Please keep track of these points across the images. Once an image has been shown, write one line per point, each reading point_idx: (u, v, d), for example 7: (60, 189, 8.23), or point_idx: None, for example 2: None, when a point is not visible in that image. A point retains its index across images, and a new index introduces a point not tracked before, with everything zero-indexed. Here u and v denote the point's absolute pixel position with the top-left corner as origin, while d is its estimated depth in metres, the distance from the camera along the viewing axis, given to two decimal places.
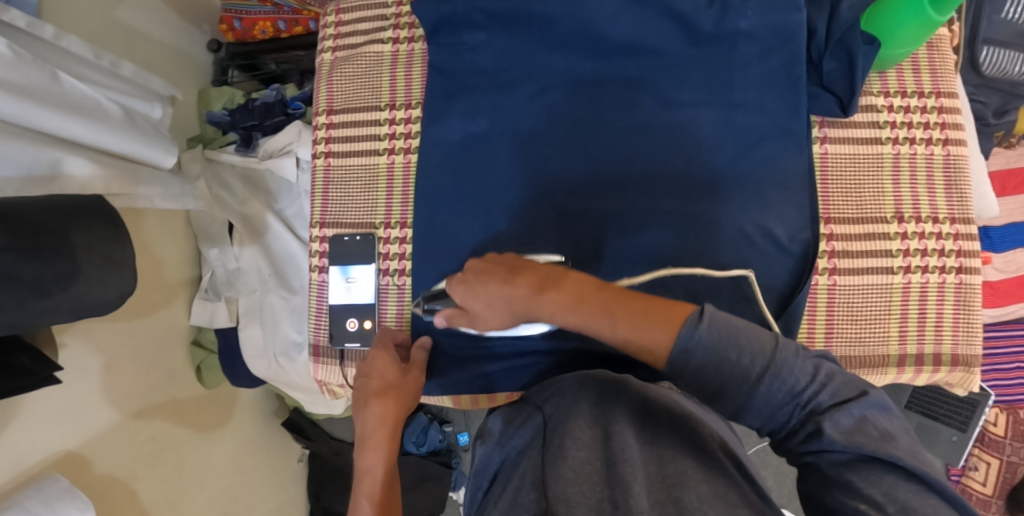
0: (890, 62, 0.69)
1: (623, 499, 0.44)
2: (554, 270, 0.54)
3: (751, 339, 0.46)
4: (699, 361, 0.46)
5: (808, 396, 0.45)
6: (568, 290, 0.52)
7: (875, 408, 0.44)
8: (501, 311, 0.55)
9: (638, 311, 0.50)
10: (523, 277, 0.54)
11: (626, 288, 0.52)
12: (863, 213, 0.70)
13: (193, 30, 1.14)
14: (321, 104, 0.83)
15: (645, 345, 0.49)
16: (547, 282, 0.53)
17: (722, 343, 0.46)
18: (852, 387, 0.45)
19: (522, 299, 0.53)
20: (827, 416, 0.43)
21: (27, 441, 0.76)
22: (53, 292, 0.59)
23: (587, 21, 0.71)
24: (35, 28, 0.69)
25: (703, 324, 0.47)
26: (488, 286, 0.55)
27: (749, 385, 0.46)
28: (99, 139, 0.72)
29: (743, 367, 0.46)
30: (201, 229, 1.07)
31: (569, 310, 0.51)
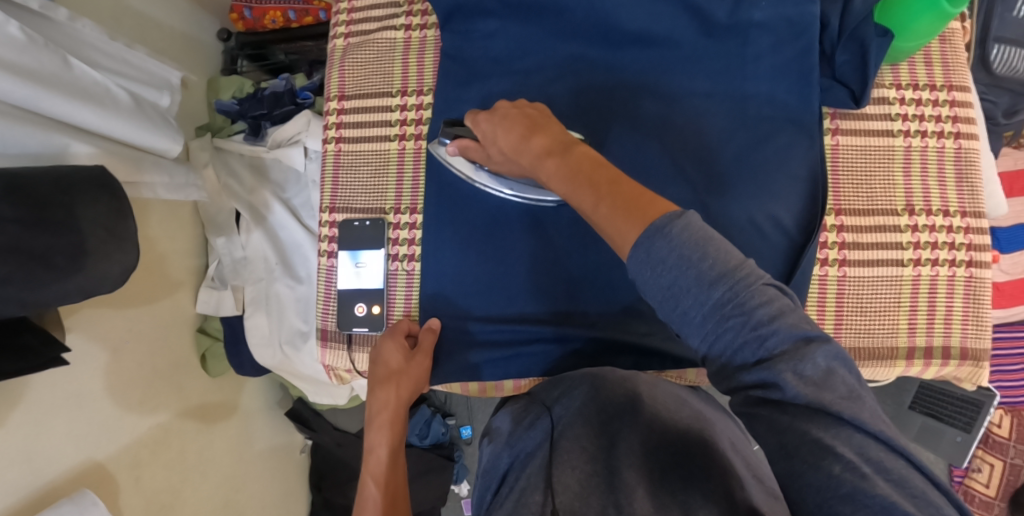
0: (903, 55, 0.69)
1: (626, 504, 0.45)
2: (564, 142, 0.54)
3: (716, 249, 0.41)
4: (662, 254, 0.41)
5: (761, 322, 0.39)
6: (568, 161, 0.51)
7: (839, 358, 0.39)
8: (513, 162, 0.59)
9: (623, 199, 0.46)
10: (537, 139, 0.54)
11: (626, 178, 0.48)
12: (873, 204, 0.70)
13: (205, 17, 1.14)
14: (332, 90, 0.83)
15: (616, 229, 0.45)
16: (555, 148, 0.53)
17: (688, 243, 0.41)
18: (814, 330, 0.40)
19: (529, 156, 0.55)
20: (789, 365, 0.39)
21: (33, 422, 0.76)
22: (63, 267, 0.60)
23: (600, 10, 0.71)
24: (49, 11, 0.70)
25: (680, 220, 0.42)
26: (508, 135, 0.57)
27: (703, 296, 0.40)
28: (106, 125, 0.73)
29: (706, 273, 0.40)
30: (208, 219, 1.07)
31: (562, 180, 0.52)
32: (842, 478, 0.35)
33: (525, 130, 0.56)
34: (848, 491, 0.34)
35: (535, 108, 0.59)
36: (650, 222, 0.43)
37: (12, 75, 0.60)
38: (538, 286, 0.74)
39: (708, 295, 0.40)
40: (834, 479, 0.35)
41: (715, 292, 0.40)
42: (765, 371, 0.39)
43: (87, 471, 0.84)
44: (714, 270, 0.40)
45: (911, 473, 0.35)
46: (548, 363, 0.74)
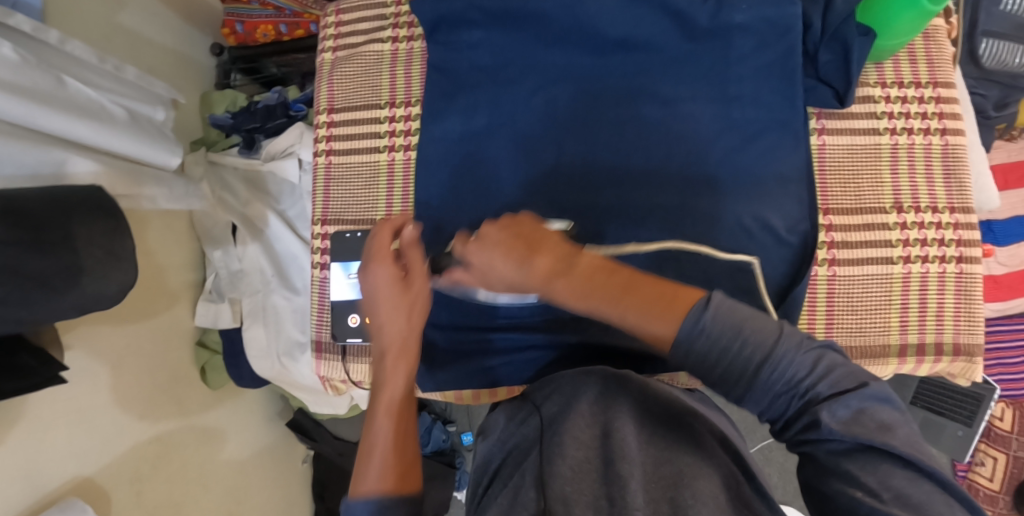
0: (886, 53, 0.69)
1: (620, 495, 0.45)
2: (566, 253, 0.50)
3: (755, 329, 0.44)
4: (706, 350, 0.44)
5: (805, 385, 0.43)
6: (580, 278, 0.48)
7: (877, 400, 0.42)
8: (515, 286, 0.52)
9: (650, 296, 0.47)
10: (539, 258, 0.49)
11: (641, 271, 0.49)
12: (861, 203, 0.70)
13: (196, 34, 1.15)
14: (322, 103, 0.83)
15: (652, 330, 0.46)
16: (561, 264, 0.49)
17: (727, 331, 0.44)
18: (852, 378, 0.43)
19: (533, 281, 0.50)
20: (826, 406, 0.42)
21: (35, 441, 0.77)
22: (60, 289, 0.60)
23: (583, 17, 0.72)
24: (40, 33, 0.70)
25: (710, 309, 0.44)
26: (506, 265, 0.50)
27: (748, 373, 0.43)
28: (105, 139, 0.74)
29: (750, 358, 0.43)
30: (204, 231, 1.08)
31: (579, 298, 0.48)
32: (862, 501, 0.39)
33: (523, 248, 0.50)
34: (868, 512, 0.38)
35: (527, 219, 0.53)
36: (686, 315, 0.45)
37: (12, 95, 0.61)
38: None
39: (755, 376, 0.43)
40: (856, 501, 0.39)
41: (762, 372, 0.43)
42: (806, 414, 0.42)
43: (91, 487, 0.85)
44: (756, 352, 0.43)
45: (937, 497, 0.37)
46: (542, 369, 0.74)
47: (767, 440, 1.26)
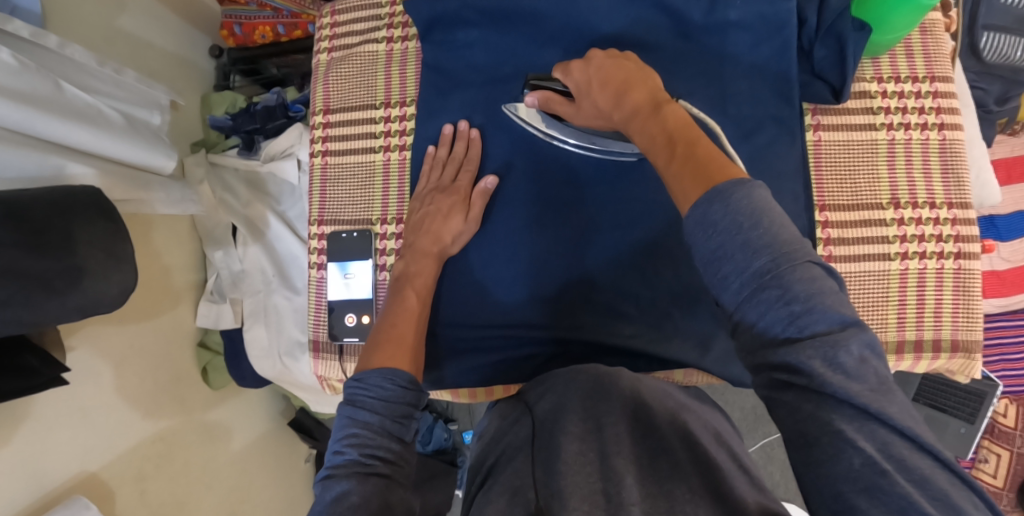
0: (883, 48, 0.69)
1: (615, 490, 0.46)
2: (652, 100, 0.53)
3: (770, 222, 0.40)
4: (716, 219, 0.41)
5: (801, 302, 0.37)
6: (655, 118, 0.51)
7: (872, 350, 0.37)
8: (605, 118, 0.59)
9: (696, 161, 0.45)
10: (633, 93, 0.55)
11: (706, 139, 0.47)
12: (858, 199, 0.69)
13: (195, 36, 1.16)
14: (318, 104, 0.84)
15: (683, 186, 0.45)
16: (647, 103, 0.53)
17: (745, 211, 0.40)
18: (853, 318, 0.38)
19: (620, 111, 0.56)
20: (819, 351, 0.37)
21: (39, 440, 0.77)
22: (62, 290, 0.60)
23: (577, 16, 0.72)
24: (40, 38, 0.70)
25: (746, 189, 0.41)
26: (602, 92, 0.58)
27: (745, 259, 0.39)
28: (100, 144, 0.74)
29: (754, 238, 0.39)
30: (205, 232, 1.09)
31: (644, 138, 0.52)
32: (859, 472, 0.34)
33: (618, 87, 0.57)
34: (867, 486, 0.34)
35: (633, 67, 0.58)
36: (714, 187, 0.42)
37: (8, 99, 0.61)
38: (526, 291, 0.74)
39: (749, 262, 0.39)
40: (854, 473, 0.34)
41: (757, 258, 0.39)
42: (792, 354, 0.38)
43: (96, 486, 0.86)
44: (763, 238, 0.39)
45: (936, 473, 0.34)
46: (539, 367, 0.74)
47: (766, 438, 1.26)
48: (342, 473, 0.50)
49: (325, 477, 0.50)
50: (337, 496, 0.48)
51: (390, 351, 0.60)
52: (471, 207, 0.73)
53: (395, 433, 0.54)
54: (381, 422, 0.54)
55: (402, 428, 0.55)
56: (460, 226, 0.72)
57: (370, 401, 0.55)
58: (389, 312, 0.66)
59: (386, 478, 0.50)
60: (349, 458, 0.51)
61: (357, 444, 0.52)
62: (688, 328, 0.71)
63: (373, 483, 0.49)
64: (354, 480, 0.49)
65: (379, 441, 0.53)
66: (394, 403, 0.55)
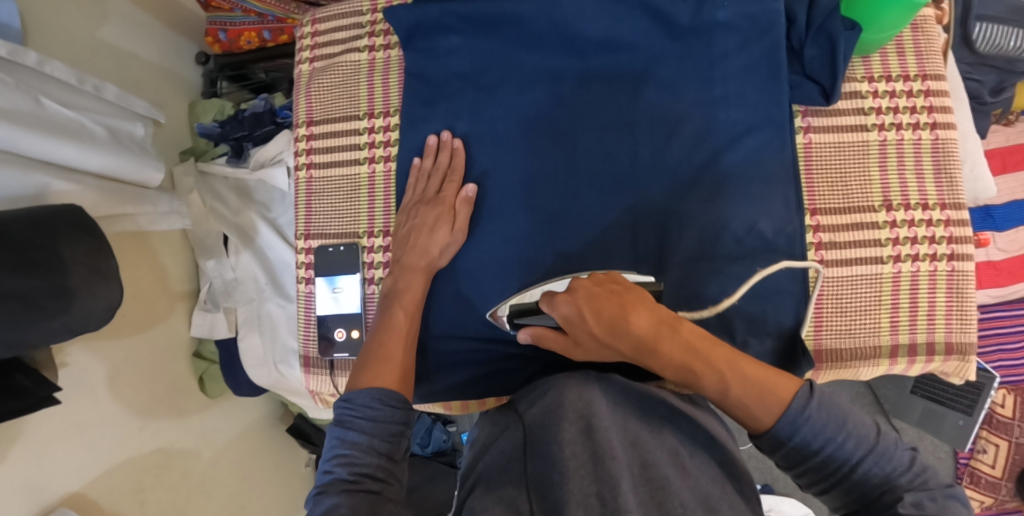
0: (874, 46, 0.67)
1: (611, 495, 0.45)
2: (660, 322, 0.52)
3: (857, 426, 0.49)
4: (807, 438, 0.49)
5: (905, 482, 0.46)
6: (677, 343, 0.52)
7: (956, 500, 0.46)
8: (612, 345, 0.54)
9: (753, 379, 0.52)
10: (639, 323, 0.51)
11: (737, 353, 0.53)
12: (849, 202, 0.69)
13: (180, 44, 1.15)
14: (301, 115, 0.83)
15: (750, 409, 0.51)
16: (660, 329, 0.51)
17: (828, 420, 0.49)
18: (937, 478, 0.47)
19: (631, 340, 0.52)
20: (915, 495, 0.45)
21: (35, 456, 0.77)
22: (52, 310, 0.60)
23: (561, 21, 0.71)
24: (18, 56, 0.69)
25: (813, 401, 0.50)
26: (601, 320, 0.52)
27: (851, 466, 0.48)
28: (86, 159, 0.73)
29: (854, 447, 0.48)
30: (197, 242, 1.07)
31: (679, 368, 0.52)
32: None
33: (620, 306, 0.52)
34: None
35: (615, 281, 0.55)
36: (790, 405, 0.50)
37: None
38: None
39: (854, 467, 0.48)
40: None
41: (865, 459, 0.48)
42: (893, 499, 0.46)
43: (93, 500, 0.86)
44: (861, 446, 0.48)
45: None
46: (530, 377, 0.74)
47: None
48: (331, 490, 0.50)
49: (316, 495, 0.50)
50: (326, 510, 0.48)
51: (379, 370, 0.60)
52: (457, 217, 0.72)
53: (385, 452, 0.53)
54: (369, 441, 0.53)
55: (392, 446, 0.54)
56: (447, 236, 0.71)
57: (358, 420, 0.55)
58: (378, 330, 0.66)
59: (376, 494, 0.50)
60: (337, 477, 0.51)
61: (347, 462, 0.52)
62: None
63: (362, 497, 0.49)
64: (343, 494, 0.49)
65: (368, 459, 0.52)
66: (383, 422, 0.55)
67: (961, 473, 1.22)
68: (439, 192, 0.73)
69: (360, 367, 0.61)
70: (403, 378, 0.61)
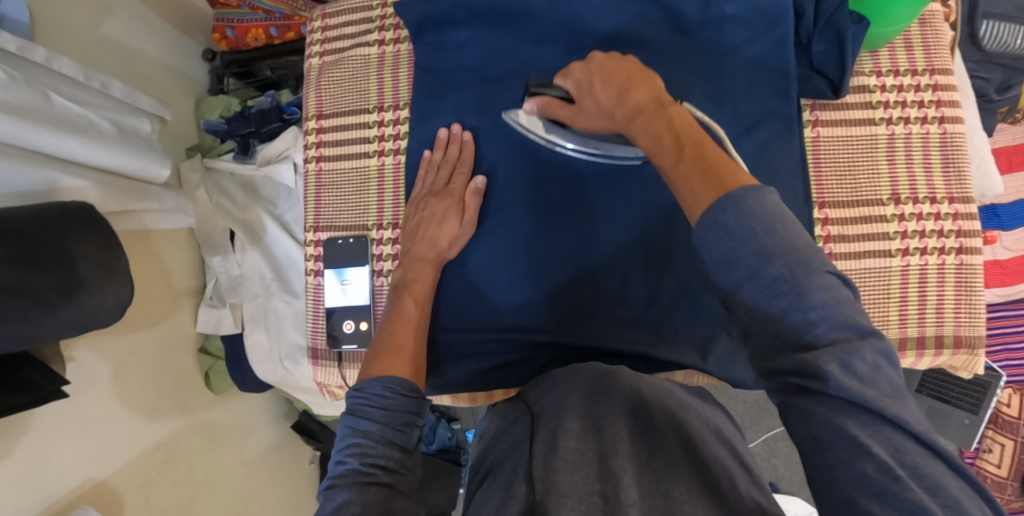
0: (882, 41, 0.68)
1: (614, 491, 0.45)
2: (657, 100, 0.53)
3: (784, 230, 0.40)
4: (731, 224, 0.41)
5: (814, 317, 0.38)
6: (660, 117, 0.51)
7: (883, 360, 0.38)
8: (608, 117, 0.58)
9: (705, 165, 0.45)
10: (636, 92, 0.54)
11: (713, 143, 0.47)
12: (858, 195, 0.69)
13: (188, 41, 1.15)
14: (311, 108, 0.83)
15: (698, 184, 0.44)
16: (655, 101, 0.53)
17: (762, 217, 0.40)
18: (861, 325, 0.39)
19: (625, 109, 0.55)
20: (835, 357, 0.37)
21: (41, 450, 0.77)
22: (58, 304, 0.59)
23: (570, 15, 0.72)
24: (27, 51, 0.69)
25: (758, 194, 0.41)
26: (606, 88, 0.57)
27: (761, 259, 0.40)
28: (95, 155, 0.74)
29: (770, 244, 0.40)
30: (203, 238, 1.07)
31: (650, 137, 0.51)
32: (872, 478, 0.35)
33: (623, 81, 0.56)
34: (879, 491, 0.34)
35: (633, 62, 0.58)
36: (728, 191, 0.42)
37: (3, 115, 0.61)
38: (524, 294, 0.74)
39: (762, 267, 0.40)
40: (867, 478, 0.35)
41: (770, 266, 0.39)
42: (808, 359, 0.38)
43: (98, 494, 0.86)
44: (778, 244, 0.39)
45: (942, 474, 0.35)
46: (538, 370, 0.74)
47: (766, 434, 1.26)
48: (342, 484, 0.50)
49: (328, 488, 0.50)
50: (337, 507, 0.48)
51: (390, 359, 0.60)
52: (465, 209, 0.73)
53: (397, 442, 0.54)
54: (381, 431, 0.53)
55: (404, 436, 0.54)
56: (456, 229, 0.72)
57: (370, 410, 0.55)
58: (389, 320, 0.66)
59: (388, 487, 0.50)
60: (350, 468, 0.51)
61: (358, 453, 0.52)
62: (689, 328, 0.71)
63: (374, 492, 0.49)
64: (355, 489, 0.49)
65: (380, 450, 0.52)
66: (394, 412, 0.55)
67: None
68: (444, 182, 0.74)
69: (371, 357, 0.61)
70: (416, 370, 0.61)
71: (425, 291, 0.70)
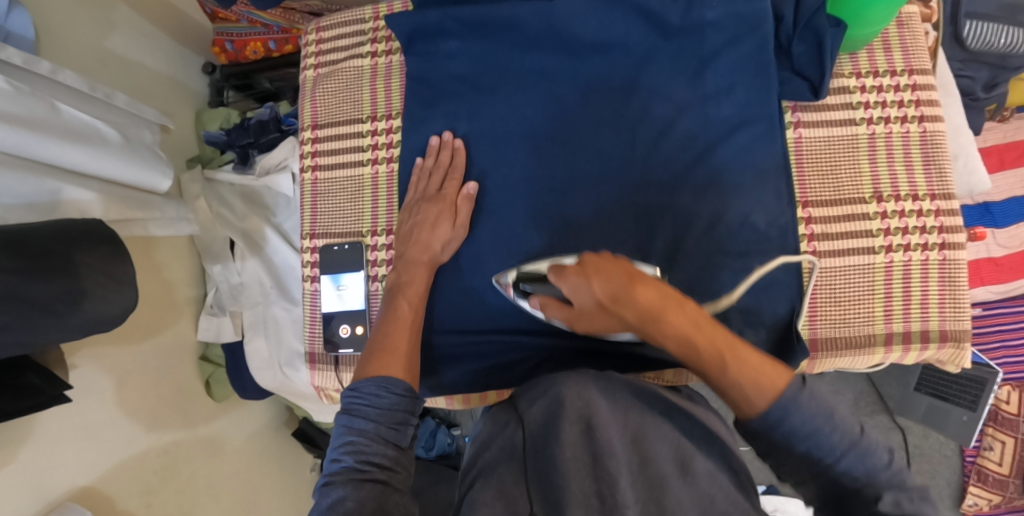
0: (860, 42, 0.69)
1: (609, 492, 0.47)
2: (672, 301, 0.54)
3: (842, 417, 0.47)
4: (795, 427, 0.47)
5: (878, 476, 0.44)
6: (682, 317, 0.54)
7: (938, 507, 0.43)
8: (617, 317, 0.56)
9: (749, 364, 0.51)
10: (644, 292, 0.54)
11: (742, 342, 0.53)
12: (840, 194, 0.70)
13: (188, 56, 1.18)
14: (306, 119, 0.85)
15: (748, 395, 0.50)
16: (666, 302, 0.54)
17: (816, 411, 0.47)
18: (920, 485, 0.45)
19: (635, 311, 0.54)
20: (894, 497, 0.43)
21: (42, 456, 0.79)
22: (63, 312, 0.61)
23: (555, 24, 0.73)
24: (32, 65, 0.72)
25: (806, 391, 0.48)
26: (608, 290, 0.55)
27: (830, 455, 0.46)
28: (98, 165, 0.76)
29: (835, 443, 0.46)
30: (204, 247, 1.09)
31: (678, 341, 0.54)
32: None
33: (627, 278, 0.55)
34: None
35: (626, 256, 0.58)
36: (780, 393, 0.48)
37: (10, 125, 0.63)
38: (515, 297, 0.75)
39: (833, 460, 0.46)
40: None
41: (839, 457, 0.46)
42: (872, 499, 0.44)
43: (101, 499, 0.87)
44: (842, 438, 0.46)
45: None
46: (530, 371, 0.75)
47: None
48: (337, 482, 0.51)
49: (323, 485, 0.51)
50: (332, 503, 0.49)
51: (384, 359, 0.61)
52: (458, 213, 0.74)
53: (391, 439, 0.55)
54: (376, 429, 0.55)
55: (399, 434, 0.55)
56: (449, 233, 0.73)
57: (365, 409, 0.56)
58: (384, 322, 0.67)
59: (382, 483, 0.51)
60: (345, 466, 0.52)
61: (354, 451, 0.53)
62: None
63: (368, 488, 0.50)
64: (350, 486, 0.50)
65: (375, 447, 0.54)
66: (388, 410, 0.56)
67: (969, 471, 1.21)
68: (438, 188, 0.75)
69: (364, 360, 0.62)
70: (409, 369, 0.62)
71: (419, 295, 0.71)
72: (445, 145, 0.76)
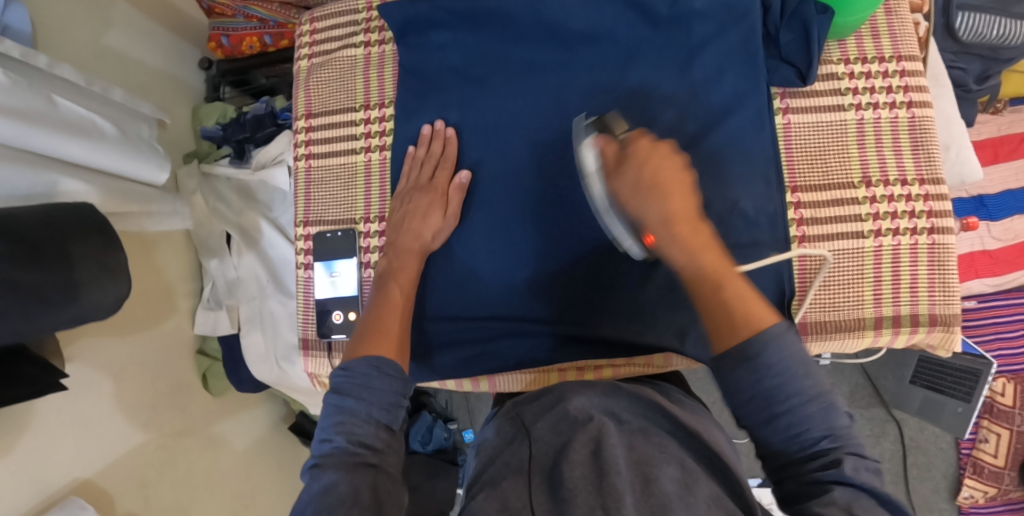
0: (847, 30, 0.70)
1: (615, 507, 0.42)
2: (693, 218, 0.55)
3: (814, 367, 0.46)
4: (770, 364, 0.46)
5: (833, 433, 0.45)
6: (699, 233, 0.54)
7: (876, 472, 0.44)
8: (648, 201, 0.55)
9: (742, 297, 0.51)
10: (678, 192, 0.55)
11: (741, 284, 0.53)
12: (829, 179, 0.70)
13: (185, 51, 1.19)
14: (300, 109, 0.86)
15: (733, 324, 0.49)
16: (693, 214, 0.55)
17: (792, 357, 0.46)
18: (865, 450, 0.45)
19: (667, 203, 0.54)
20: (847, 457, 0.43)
21: (39, 448, 0.79)
22: (59, 300, 0.61)
23: (545, 13, 0.74)
24: (29, 58, 0.72)
25: (789, 337, 0.47)
26: (659, 172, 0.55)
27: (796, 400, 0.45)
28: (96, 157, 0.76)
29: (801, 392, 0.45)
30: (200, 242, 1.10)
31: (692, 247, 0.53)
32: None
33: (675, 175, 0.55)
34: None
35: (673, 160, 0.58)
36: (765, 330, 0.47)
37: (10, 119, 0.64)
38: (509, 285, 0.76)
39: (797, 405, 0.45)
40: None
41: (805, 405, 0.45)
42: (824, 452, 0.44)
43: (96, 492, 0.87)
44: (812, 388, 0.45)
45: None
46: (521, 356, 0.76)
47: None
48: (329, 464, 0.51)
49: (314, 466, 0.52)
50: (324, 486, 0.49)
51: (376, 340, 0.62)
52: (449, 202, 0.75)
53: (383, 421, 0.55)
54: (367, 410, 0.55)
55: (390, 416, 0.56)
56: (440, 221, 0.74)
57: (356, 389, 0.56)
58: (376, 305, 0.67)
59: (374, 467, 0.51)
60: (337, 446, 0.52)
61: (345, 432, 0.53)
62: (669, 314, 0.72)
63: (361, 472, 0.50)
64: (342, 470, 0.50)
65: (366, 429, 0.54)
66: (380, 391, 0.57)
67: (964, 463, 1.21)
68: (429, 177, 0.76)
69: (355, 341, 0.62)
70: (399, 350, 0.63)
71: (410, 281, 0.71)
72: (438, 132, 0.77)
